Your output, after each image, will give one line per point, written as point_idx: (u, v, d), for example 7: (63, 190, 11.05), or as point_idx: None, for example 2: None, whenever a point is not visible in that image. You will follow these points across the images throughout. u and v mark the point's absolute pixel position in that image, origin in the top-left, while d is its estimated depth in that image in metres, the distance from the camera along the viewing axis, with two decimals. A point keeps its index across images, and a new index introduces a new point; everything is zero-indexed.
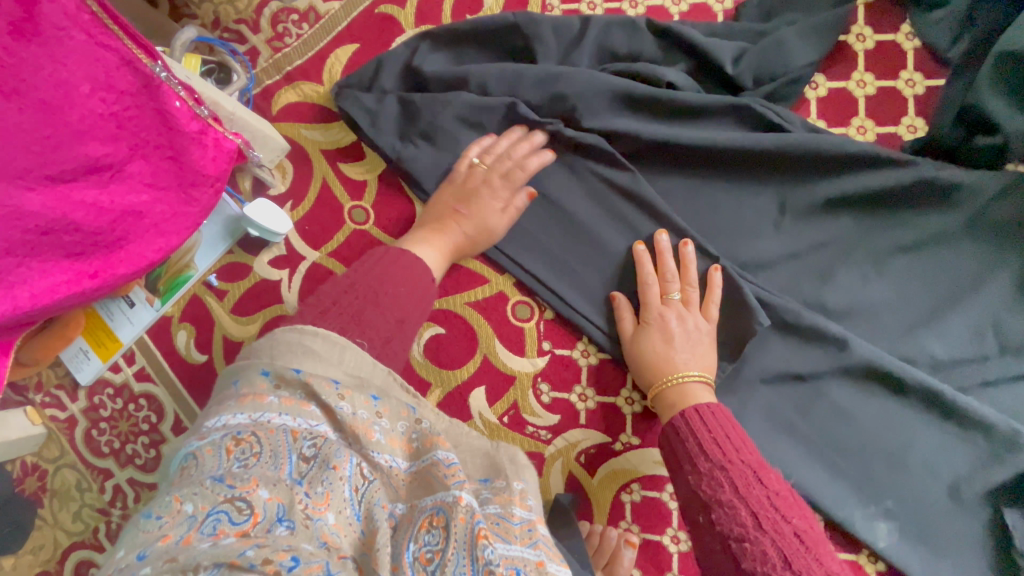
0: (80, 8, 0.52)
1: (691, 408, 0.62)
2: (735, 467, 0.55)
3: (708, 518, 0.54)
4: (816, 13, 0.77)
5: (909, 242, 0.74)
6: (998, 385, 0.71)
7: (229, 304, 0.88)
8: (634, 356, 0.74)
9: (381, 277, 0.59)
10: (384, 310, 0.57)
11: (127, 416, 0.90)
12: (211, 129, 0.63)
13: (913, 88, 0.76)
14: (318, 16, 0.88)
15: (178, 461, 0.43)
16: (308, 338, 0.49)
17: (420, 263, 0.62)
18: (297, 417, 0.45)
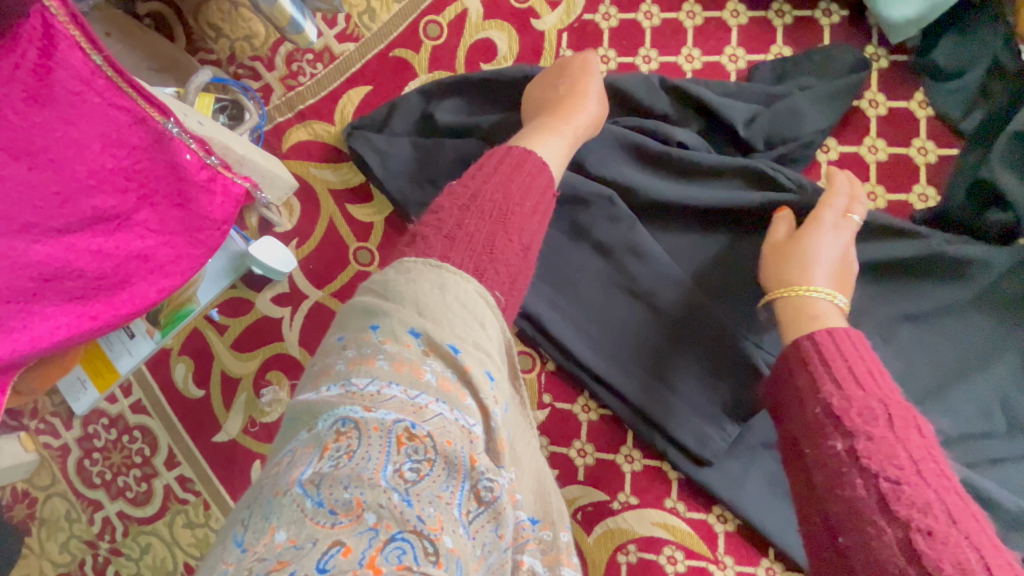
0: (94, 73, 0.52)
1: (827, 328, 0.57)
2: (897, 406, 0.49)
3: (850, 449, 0.48)
4: (830, 78, 0.77)
5: (919, 313, 0.73)
6: (1005, 461, 0.70)
7: (230, 339, 0.88)
8: (772, 265, 0.68)
9: (506, 189, 0.50)
10: (512, 235, 0.49)
11: (120, 447, 0.89)
12: (219, 176, 0.63)
13: (924, 155, 0.76)
14: (332, 56, 0.88)
15: (318, 417, 0.38)
16: (456, 286, 0.43)
17: (544, 174, 0.54)
18: (454, 410, 0.39)
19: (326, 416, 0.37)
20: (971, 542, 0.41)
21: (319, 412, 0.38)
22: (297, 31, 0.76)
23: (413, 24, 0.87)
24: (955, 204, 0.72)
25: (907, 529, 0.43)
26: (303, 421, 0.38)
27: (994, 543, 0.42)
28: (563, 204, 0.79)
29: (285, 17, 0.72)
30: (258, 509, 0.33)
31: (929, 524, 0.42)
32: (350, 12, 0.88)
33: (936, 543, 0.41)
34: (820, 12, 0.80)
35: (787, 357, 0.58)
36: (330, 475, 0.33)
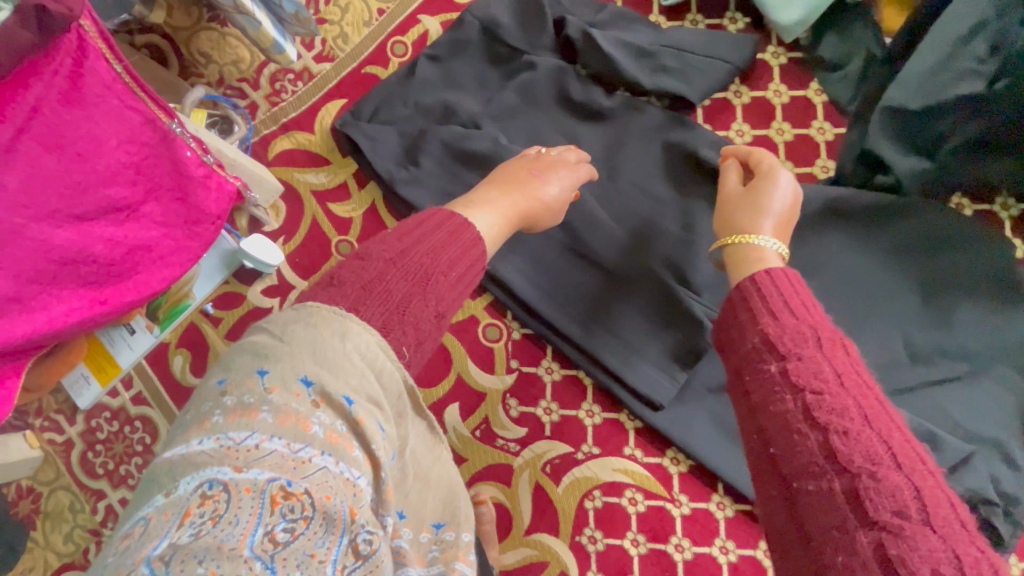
0: (115, 79, 0.62)
1: (768, 269, 0.61)
2: (826, 331, 0.53)
3: (784, 368, 0.51)
4: (741, 50, 0.88)
5: (821, 265, 0.86)
6: (913, 390, 0.82)
7: (224, 331, 0.96)
8: (729, 209, 0.75)
9: (436, 256, 0.56)
10: (428, 299, 0.54)
11: (122, 438, 0.95)
12: (214, 174, 0.75)
13: (824, 135, 0.89)
14: (311, 75, 1.00)
15: (183, 480, 0.39)
16: (357, 339, 0.48)
17: (475, 249, 0.59)
18: (340, 463, 0.44)
19: (190, 478, 0.39)
20: (880, 436, 0.45)
21: (183, 473, 0.39)
22: (279, 52, 0.87)
23: (381, 46, 1.00)
24: (847, 170, 0.85)
25: (827, 432, 0.46)
26: (161, 487, 0.39)
27: (906, 439, 0.46)
28: None
29: (270, 40, 0.84)
30: None
31: (844, 425, 0.46)
32: (325, 37, 1.00)
33: (849, 440, 0.45)
34: (727, 21, 0.93)
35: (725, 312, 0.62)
36: (191, 544, 0.35)
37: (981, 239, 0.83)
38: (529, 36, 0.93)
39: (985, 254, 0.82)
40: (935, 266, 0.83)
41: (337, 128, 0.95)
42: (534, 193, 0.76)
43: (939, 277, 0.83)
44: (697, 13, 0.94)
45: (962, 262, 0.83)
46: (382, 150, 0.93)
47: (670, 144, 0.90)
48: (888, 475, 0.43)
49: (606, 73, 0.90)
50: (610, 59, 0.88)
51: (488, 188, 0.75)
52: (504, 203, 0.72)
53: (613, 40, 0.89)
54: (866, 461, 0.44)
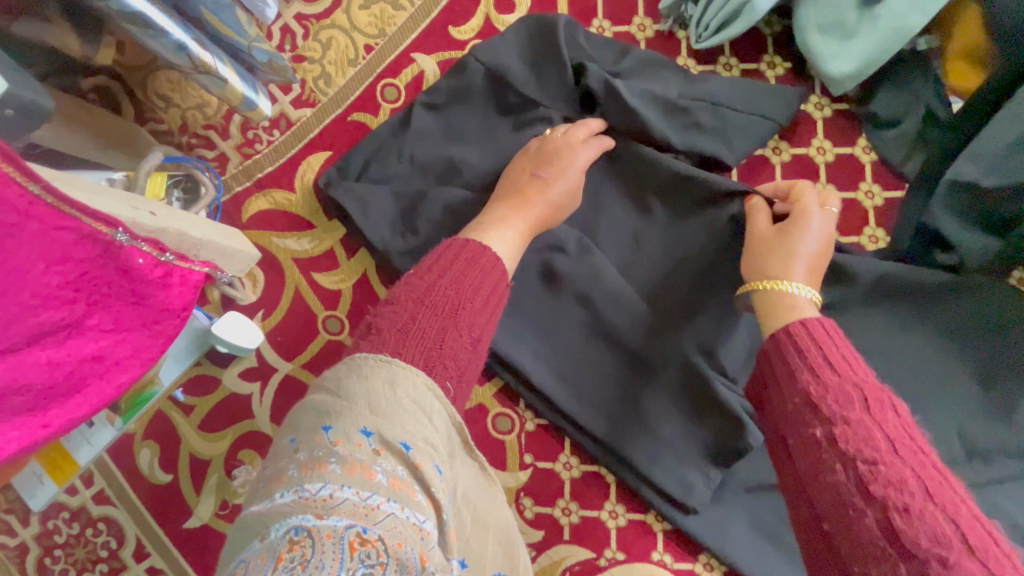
0: (31, 202, 0.51)
1: (802, 319, 0.56)
2: (872, 389, 0.50)
3: (830, 433, 0.48)
4: (782, 105, 0.78)
5: (869, 347, 0.77)
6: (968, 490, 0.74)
7: (197, 420, 0.84)
8: (759, 250, 0.67)
9: (459, 285, 0.53)
10: (461, 331, 0.51)
11: (84, 542, 0.84)
12: (176, 269, 0.61)
13: (871, 199, 0.80)
14: (289, 123, 0.87)
15: (274, 523, 0.38)
16: (406, 381, 0.46)
17: (497, 268, 0.56)
18: (406, 508, 0.41)
19: (278, 526, 0.38)
20: (947, 515, 0.42)
21: (271, 522, 0.38)
22: (251, 107, 0.74)
23: (370, 89, 0.87)
24: (904, 244, 0.76)
25: (885, 509, 0.43)
26: (255, 535, 0.38)
27: (973, 514, 0.42)
28: (531, 261, 0.80)
29: (238, 96, 0.71)
30: None
31: (905, 501, 0.43)
32: (305, 78, 0.87)
33: (912, 519, 0.42)
34: (764, 66, 0.82)
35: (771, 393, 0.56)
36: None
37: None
38: (542, 81, 0.81)
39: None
40: (1002, 350, 0.74)
41: (322, 188, 0.83)
42: (545, 193, 0.72)
43: (1006, 364, 0.73)
44: (730, 56, 0.83)
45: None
46: (374, 214, 0.81)
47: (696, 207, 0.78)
48: (960, 563, 0.39)
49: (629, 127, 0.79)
50: (638, 113, 0.77)
51: (505, 203, 0.71)
52: (528, 218, 0.69)
53: (638, 91, 0.78)
54: (934, 545, 0.40)
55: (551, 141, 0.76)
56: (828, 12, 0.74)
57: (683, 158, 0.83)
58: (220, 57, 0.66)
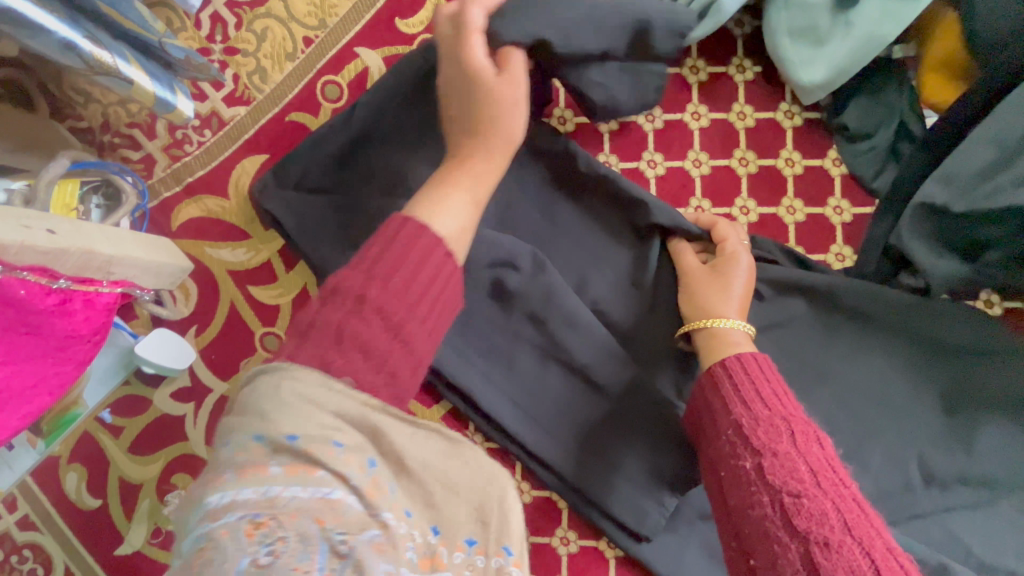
0: None
1: (737, 353, 0.58)
2: (798, 421, 0.50)
3: (758, 465, 0.48)
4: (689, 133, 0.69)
5: (831, 371, 0.73)
6: (927, 518, 0.71)
7: (127, 442, 0.79)
8: (692, 290, 0.68)
9: (372, 272, 0.43)
10: (373, 322, 0.42)
11: (9, 570, 0.80)
12: (75, 293, 0.58)
13: (840, 215, 0.76)
14: (221, 123, 0.80)
15: (182, 541, 0.34)
16: (291, 376, 0.39)
17: (424, 241, 0.45)
18: (308, 488, 0.35)
19: (185, 542, 0.34)
20: (861, 547, 0.42)
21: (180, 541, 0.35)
22: (168, 109, 0.67)
23: (309, 86, 0.80)
24: (870, 267, 0.73)
25: (807, 543, 0.43)
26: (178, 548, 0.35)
27: (888, 547, 0.43)
28: (481, 276, 0.75)
29: (149, 97, 0.63)
30: None
31: (824, 536, 0.43)
32: (238, 73, 0.80)
33: (832, 554, 0.42)
34: (734, 69, 0.77)
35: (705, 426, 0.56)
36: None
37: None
38: None
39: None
40: (964, 377, 0.71)
41: (255, 196, 0.76)
42: (492, 130, 0.54)
43: (960, 386, 0.72)
44: (697, 58, 0.77)
45: (981, 369, 0.71)
46: (312, 226, 0.75)
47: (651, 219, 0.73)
48: None
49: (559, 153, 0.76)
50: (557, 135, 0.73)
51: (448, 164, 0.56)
52: (479, 172, 0.54)
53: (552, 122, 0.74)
54: None
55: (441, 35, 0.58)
56: (800, 15, 0.69)
57: (646, 167, 0.77)
58: (121, 55, 0.59)
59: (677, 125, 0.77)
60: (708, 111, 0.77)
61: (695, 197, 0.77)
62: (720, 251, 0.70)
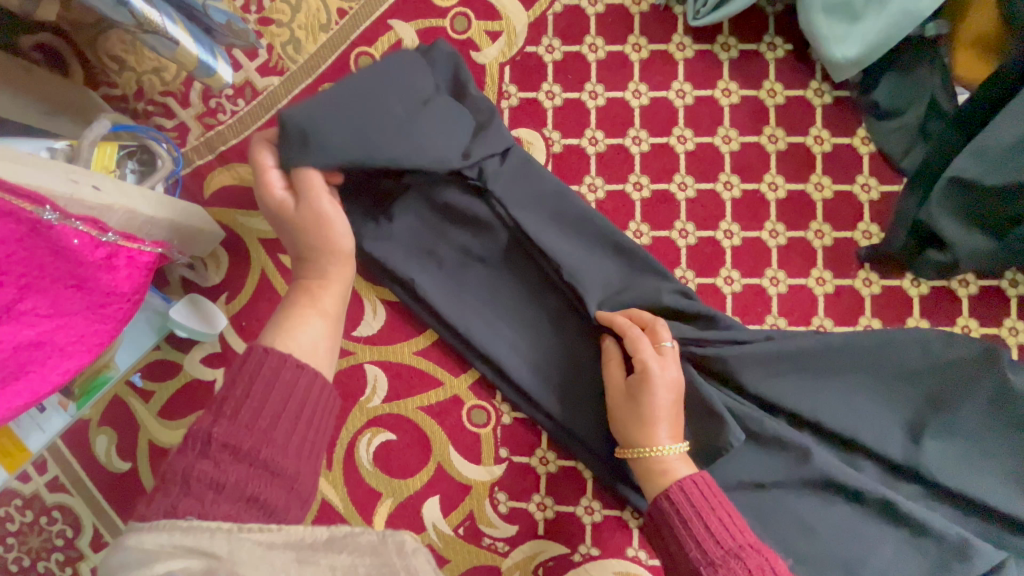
0: None
1: (678, 481, 0.60)
2: (750, 555, 0.53)
3: (698, 573, 0.55)
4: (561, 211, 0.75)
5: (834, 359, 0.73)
6: (945, 491, 0.72)
7: (157, 406, 0.80)
8: (619, 417, 0.67)
9: (218, 409, 0.47)
10: (224, 456, 0.45)
11: (39, 530, 0.81)
12: (121, 249, 0.58)
13: (868, 193, 0.76)
14: (255, 92, 0.81)
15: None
16: (137, 538, 0.39)
17: (263, 364, 0.49)
18: None
19: None
20: None
21: None
22: (208, 74, 0.68)
23: (343, 57, 0.81)
24: (897, 243, 0.73)
25: None
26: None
27: None
28: (511, 247, 0.76)
29: (192, 60, 0.64)
30: None
31: None
32: (273, 43, 0.81)
33: None
34: (765, 47, 0.78)
35: (653, 519, 0.61)
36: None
37: (995, 316, 0.75)
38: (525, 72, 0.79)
39: (996, 330, 0.75)
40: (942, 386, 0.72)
41: None
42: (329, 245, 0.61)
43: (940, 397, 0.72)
44: (729, 36, 0.78)
45: (941, 376, 0.72)
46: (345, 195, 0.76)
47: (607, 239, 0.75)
48: None
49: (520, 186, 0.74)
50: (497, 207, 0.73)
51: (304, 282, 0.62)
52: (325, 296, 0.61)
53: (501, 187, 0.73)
54: None
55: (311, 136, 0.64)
56: None
57: (676, 143, 0.78)
58: (170, 16, 0.60)
59: (707, 101, 0.78)
60: (738, 88, 0.78)
61: (723, 172, 0.78)
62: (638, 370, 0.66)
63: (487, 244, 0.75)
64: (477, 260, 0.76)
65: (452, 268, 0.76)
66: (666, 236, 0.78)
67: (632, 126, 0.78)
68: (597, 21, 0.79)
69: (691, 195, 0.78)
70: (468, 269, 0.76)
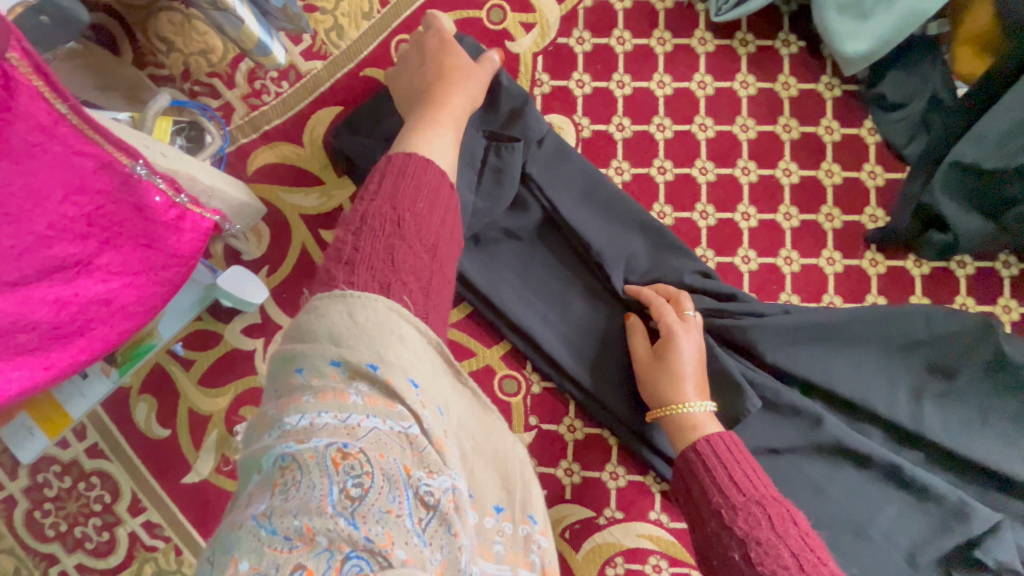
0: (58, 122, 0.48)
1: (706, 436, 0.65)
2: (771, 504, 0.57)
3: (719, 515, 0.59)
4: (597, 193, 0.80)
5: (850, 331, 0.79)
6: (945, 456, 0.78)
7: (196, 375, 0.83)
8: (646, 382, 0.73)
9: (395, 200, 0.49)
10: (411, 245, 0.48)
11: (76, 496, 0.83)
12: (188, 213, 0.59)
13: (874, 179, 0.82)
14: (298, 75, 0.85)
15: (260, 461, 0.37)
16: (364, 310, 0.42)
17: (428, 170, 0.52)
18: (386, 421, 0.39)
19: (268, 456, 0.37)
20: None
21: (260, 457, 0.37)
22: (265, 53, 0.73)
23: (384, 44, 0.85)
24: (901, 226, 0.78)
25: None
26: (250, 473, 0.38)
27: None
28: (543, 224, 0.80)
29: (253, 40, 0.69)
30: (217, 546, 0.32)
31: None
32: (316, 29, 0.85)
33: None
34: (780, 43, 0.84)
35: (679, 470, 0.65)
36: (277, 509, 0.33)
37: (990, 294, 0.81)
38: (557, 62, 0.84)
39: (991, 307, 0.81)
40: (943, 354, 0.78)
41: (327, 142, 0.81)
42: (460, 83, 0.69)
43: (942, 364, 0.78)
44: (746, 32, 0.84)
45: (945, 343, 0.78)
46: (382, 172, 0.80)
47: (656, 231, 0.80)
48: None
49: (558, 173, 0.79)
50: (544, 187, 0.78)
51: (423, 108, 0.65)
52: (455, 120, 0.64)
53: (546, 172, 0.79)
54: None
55: (415, 43, 0.73)
56: None
57: (697, 130, 0.83)
58: None
59: (726, 92, 0.84)
60: (755, 81, 0.84)
61: (741, 158, 0.83)
62: (665, 336, 0.72)
63: (521, 222, 0.80)
64: (511, 236, 0.81)
65: (488, 244, 0.81)
66: (688, 218, 0.83)
67: (656, 113, 0.84)
68: (625, 15, 0.84)
69: (711, 179, 0.83)
70: (502, 244, 0.81)
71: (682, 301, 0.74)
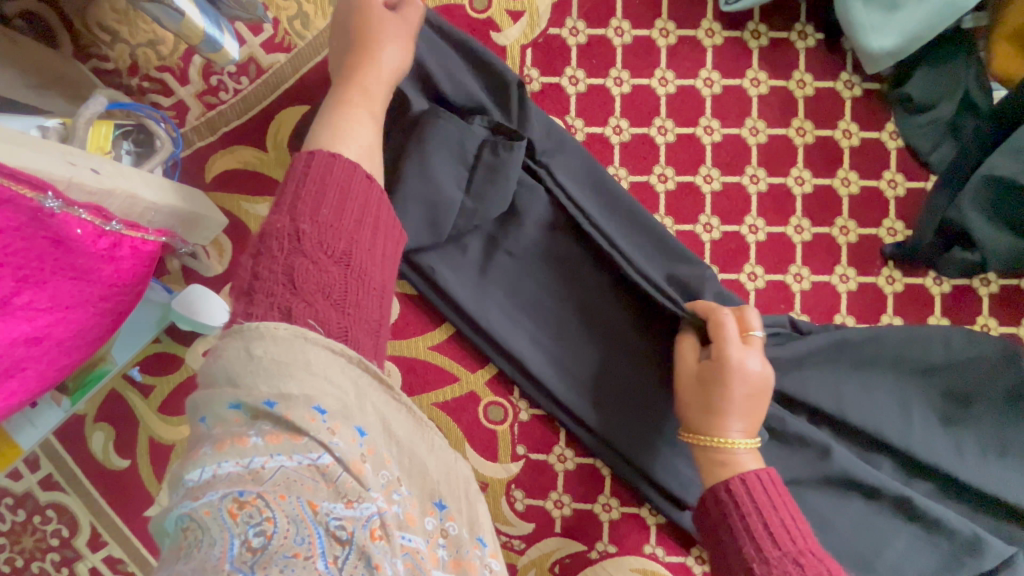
0: None
1: (741, 473, 0.56)
2: (812, 564, 0.50)
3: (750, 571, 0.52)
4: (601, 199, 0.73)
5: (873, 355, 0.73)
6: (959, 488, 0.73)
7: (157, 403, 0.77)
8: (683, 403, 0.62)
9: (295, 211, 0.42)
10: (319, 259, 0.42)
11: (31, 530, 0.77)
12: (125, 238, 0.54)
13: (894, 189, 0.75)
14: (259, 70, 0.76)
15: (165, 522, 0.32)
16: (263, 340, 0.36)
17: (341, 168, 0.45)
18: (294, 456, 0.33)
19: (170, 517, 0.32)
20: None
21: (166, 515, 0.32)
22: (214, 48, 0.64)
23: None
24: (924, 242, 0.71)
25: None
26: (162, 537, 0.33)
27: None
28: (531, 238, 0.73)
29: (198, 33, 0.60)
30: None
31: None
32: (279, 17, 0.76)
33: None
34: (796, 35, 0.75)
35: (704, 509, 0.58)
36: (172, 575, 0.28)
37: (1013, 315, 0.75)
38: (547, 55, 0.76)
39: (1014, 329, 0.75)
40: (963, 379, 0.72)
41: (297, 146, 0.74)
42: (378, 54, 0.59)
43: (961, 391, 0.72)
44: (759, 23, 0.76)
45: (965, 368, 0.72)
46: None
47: (647, 238, 0.72)
48: None
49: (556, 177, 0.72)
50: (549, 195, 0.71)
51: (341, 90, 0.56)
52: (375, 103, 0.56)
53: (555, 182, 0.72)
54: None
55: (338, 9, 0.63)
56: None
57: (703, 133, 0.76)
58: None
59: (735, 91, 0.76)
60: (767, 78, 0.75)
61: (750, 166, 0.76)
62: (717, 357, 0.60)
63: (512, 239, 0.73)
64: (497, 251, 0.74)
65: (470, 261, 0.74)
66: (690, 230, 0.76)
67: (657, 114, 0.76)
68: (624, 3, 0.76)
69: (717, 188, 0.76)
70: (489, 258, 0.74)
71: (748, 318, 0.62)
